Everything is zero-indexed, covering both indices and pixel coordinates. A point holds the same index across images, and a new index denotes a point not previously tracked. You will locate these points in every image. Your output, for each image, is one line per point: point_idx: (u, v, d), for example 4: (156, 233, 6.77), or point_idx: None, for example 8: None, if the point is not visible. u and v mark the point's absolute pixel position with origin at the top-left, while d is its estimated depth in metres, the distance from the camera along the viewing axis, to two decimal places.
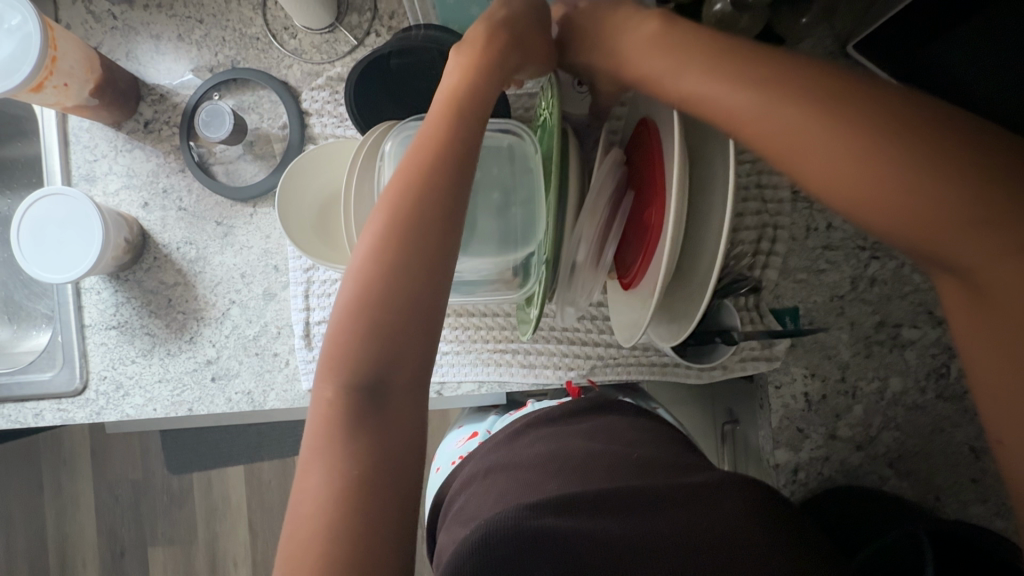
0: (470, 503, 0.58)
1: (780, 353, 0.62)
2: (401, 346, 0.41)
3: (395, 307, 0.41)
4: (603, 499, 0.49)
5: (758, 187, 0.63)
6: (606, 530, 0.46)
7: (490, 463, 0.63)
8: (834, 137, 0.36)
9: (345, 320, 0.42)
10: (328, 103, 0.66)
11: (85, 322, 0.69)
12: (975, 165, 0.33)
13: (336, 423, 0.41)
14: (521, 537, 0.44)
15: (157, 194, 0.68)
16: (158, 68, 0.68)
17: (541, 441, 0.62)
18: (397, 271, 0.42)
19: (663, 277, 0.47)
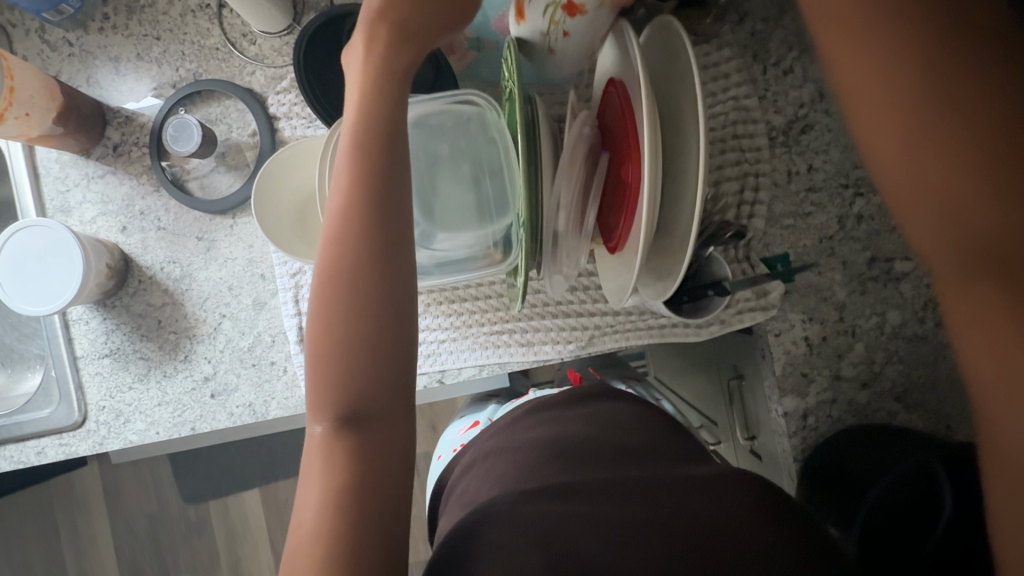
0: (468, 489, 0.58)
1: (776, 301, 0.62)
2: (371, 368, 0.42)
3: (361, 331, 0.42)
4: (602, 486, 0.47)
5: (735, 138, 0.63)
6: (607, 517, 0.45)
7: (486, 450, 0.63)
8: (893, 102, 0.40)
9: (316, 351, 0.43)
10: (295, 105, 0.65)
11: (78, 354, 0.68)
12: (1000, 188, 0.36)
13: (329, 455, 0.41)
14: (517, 522, 0.45)
15: (135, 217, 0.67)
16: (121, 90, 0.68)
17: (536, 427, 0.62)
18: (351, 296, 0.43)
19: (644, 234, 0.47)
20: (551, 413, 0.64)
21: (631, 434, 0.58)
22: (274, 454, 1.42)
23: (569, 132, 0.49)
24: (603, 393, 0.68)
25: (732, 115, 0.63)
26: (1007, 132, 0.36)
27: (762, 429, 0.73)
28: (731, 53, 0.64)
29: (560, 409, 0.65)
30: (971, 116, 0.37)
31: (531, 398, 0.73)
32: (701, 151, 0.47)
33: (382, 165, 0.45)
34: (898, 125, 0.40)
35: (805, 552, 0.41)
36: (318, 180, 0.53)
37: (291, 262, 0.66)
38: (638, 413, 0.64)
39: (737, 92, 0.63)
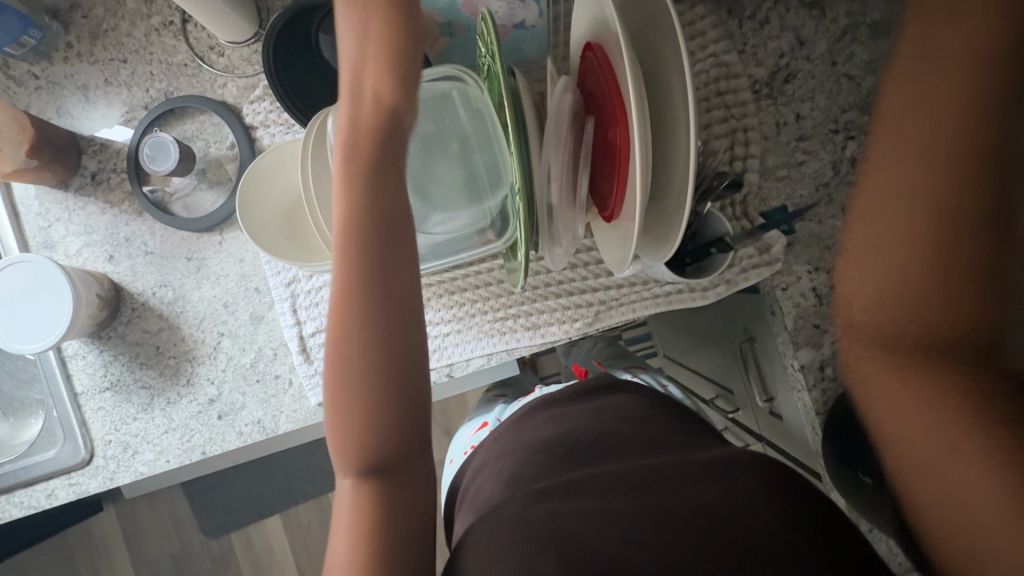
0: (480, 492, 0.57)
1: (779, 255, 0.61)
2: (393, 419, 0.43)
3: (378, 384, 0.42)
4: (611, 480, 0.47)
5: (719, 95, 0.62)
6: (616, 508, 0.45)
7: (496, 453, 0.62)
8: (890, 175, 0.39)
9: (333, 407, 0.43)
10: (271, 112, 0.64)
11: (78, 390, 0.67)
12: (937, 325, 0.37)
13: (358, 509, 0.42)
14: (529, 521, 0.44)
15: (120, 244, 0.66)
16: (93, 117, 0.66)
17: (543, 426, 0.62)
18: (364, 351, 0.42)
19: (643, 189, 0.45)
20: (558, 410, 0.64)
21: (640, 427, 0.58)
22: (291, 477, 1.41)
23: (553, 97, 0.47)
24: (605, 385, 0.68)
25: (712, 73, 0.62)
26: (971, 253, 0.34)
27: (779, 388, 0.72)
28: (705, 11, 0.63)
29: (567, 405, 0.65)
30: (978, 174, 0.34)
31: (538, 395, 0.71)
32: (689, 101, 0.45)
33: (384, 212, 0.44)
34: (898, 211, 0.38)
35: (815, 539, 0.40)
36: (302, 179, 0.51)
37: (284, 271, 0.64)
38: (645, 403, 0.64)
39: (716, 48, 0.62)
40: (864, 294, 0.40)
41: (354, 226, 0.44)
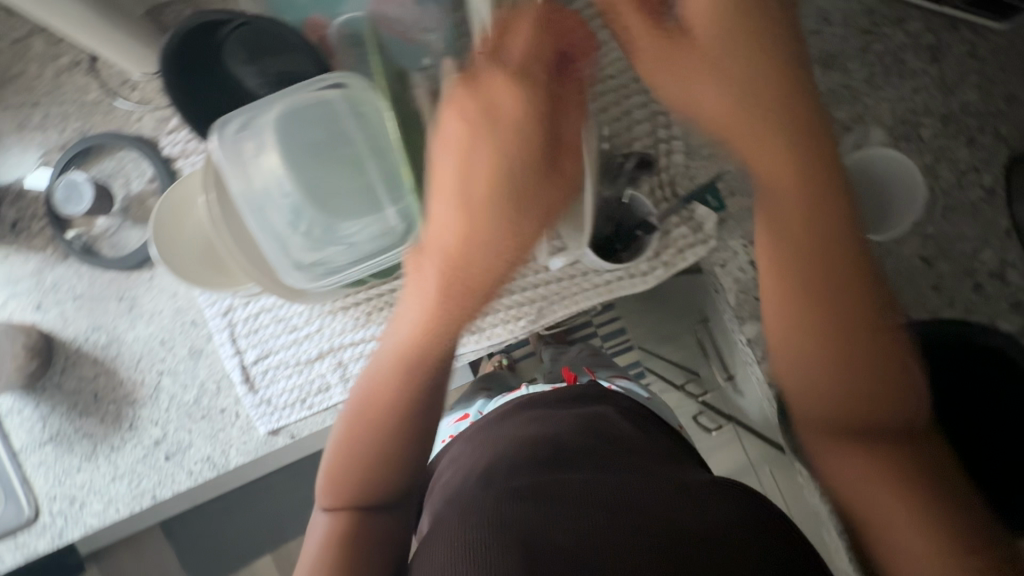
0: (453, 480, 0.60)
1: (712, 232, 0.61)
2: (399, 452, 0.50)
3: (394, 416, 0.49)
4: (577, 489, 0.49)
5: (636, 80, 0.63)
6: (576, 524, 0.46)
7: (470, 451, 0.63)
8: (845, 382, 0.47)
9: (351, 427, 0.50)
10: (189, 141, 0.63)
11: (17, 448, 0.64)
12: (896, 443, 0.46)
13: (338, 502, 0.50)
14: (498, 518, 0.46)
15: (48, 291, 0.64)
16: (9, 164, 0.65)
17: (524, 424, 0.63)
18: (410, 410, 0.49)
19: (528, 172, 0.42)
20: (545, 411, 0.65)
21: (627, 452, 0.57)
22: (277, 513, 1.43)
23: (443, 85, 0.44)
24: (594, 393, 0.68)
25: (627, 60, 0.63)
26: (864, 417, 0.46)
27: (737, 365, 0.72)
28: None
29: (552, 409, 0.65)
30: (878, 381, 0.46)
31: (523, 393, 0.72)
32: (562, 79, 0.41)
33: (462, 282, 0.44)
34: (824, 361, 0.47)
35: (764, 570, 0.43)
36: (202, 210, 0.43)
37: (220, 301, 0.63)
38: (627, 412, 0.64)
39: None
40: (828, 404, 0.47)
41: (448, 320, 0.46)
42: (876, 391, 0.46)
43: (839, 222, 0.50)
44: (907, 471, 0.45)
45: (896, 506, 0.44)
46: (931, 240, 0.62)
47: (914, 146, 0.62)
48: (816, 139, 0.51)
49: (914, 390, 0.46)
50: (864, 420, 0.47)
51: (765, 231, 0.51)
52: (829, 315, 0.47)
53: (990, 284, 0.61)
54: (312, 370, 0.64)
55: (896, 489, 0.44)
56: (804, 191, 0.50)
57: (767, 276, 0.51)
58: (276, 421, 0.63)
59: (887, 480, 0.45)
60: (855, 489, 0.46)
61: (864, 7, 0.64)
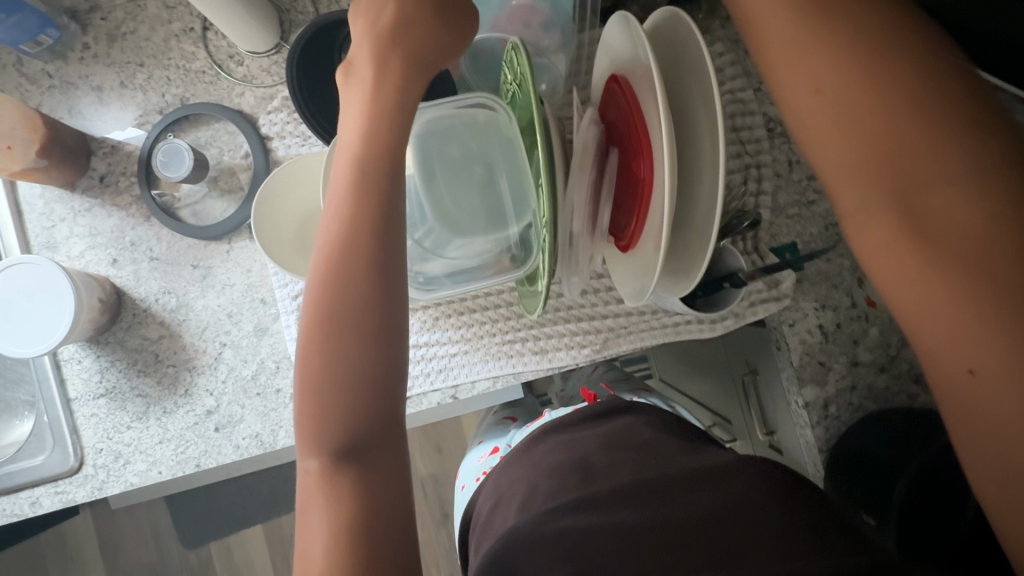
0: (495, 516, 0.58)
1: (788, 291, 0.62)
2: (356, 352, 0.41)
3: (349, 308, 0.41)
4: (616, 493, 0.50)
5: (735, 130, 0.63)
6: (622, 522, 0.46)
7: (506, 483, 0.61)
8: (934, 278, 0.35)
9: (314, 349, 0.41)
10: (288, 124, 0.64)
11: (71, 396, 0.65)
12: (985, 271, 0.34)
13: (317, 424, 0.41)
14: (544, 534, 0.47)
15: (126, 248, 0.65)
16: (105, 120, 0.66)
17: (554, 448, 0.61)
18: (350, 295, 0.41)
19: (666, 218, 0.42)
20: (573, 432, 0.63)
21: (646, 449, 0.56)
22: (274, 488, 1.44)
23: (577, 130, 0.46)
24: (617, 407, 0.66)
25: (730, 109, 0.63)
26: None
27: (781, 423, 0.73)
28: (724, 47, 0.63)
29: (580, 429, 0.63)
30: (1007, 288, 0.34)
31: (547, 419, 0.70)
32: (719, 130, 0.42)
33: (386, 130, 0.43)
34: (930, 270, 0.36)
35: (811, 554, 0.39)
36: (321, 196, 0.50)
37: (292, 284, 0.64)
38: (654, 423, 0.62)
39: (734, 85, 0.63)
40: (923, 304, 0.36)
41: (367, 183, 0.42)
42: (965, 212, 0.35)
43: (903, 81, 0.37)
44: (997, 309, 0.33)
45: (978, 346, 0.34)
46: None
47: None
48: (833, 1, 0.40)
49: (964, 174, 0.35)
50: (946, 239, 0.35)
51: (805, 123, 0.41)
52: (910, 210, 0.36)
53: None
54: None
55: (976, 320, 0.34)
56: (816, 65, 0.39)
57: (828, 177, 0.40)
58: None
59: (970, 308, 0.34)
60: (953, 374, 0.35)
61: None
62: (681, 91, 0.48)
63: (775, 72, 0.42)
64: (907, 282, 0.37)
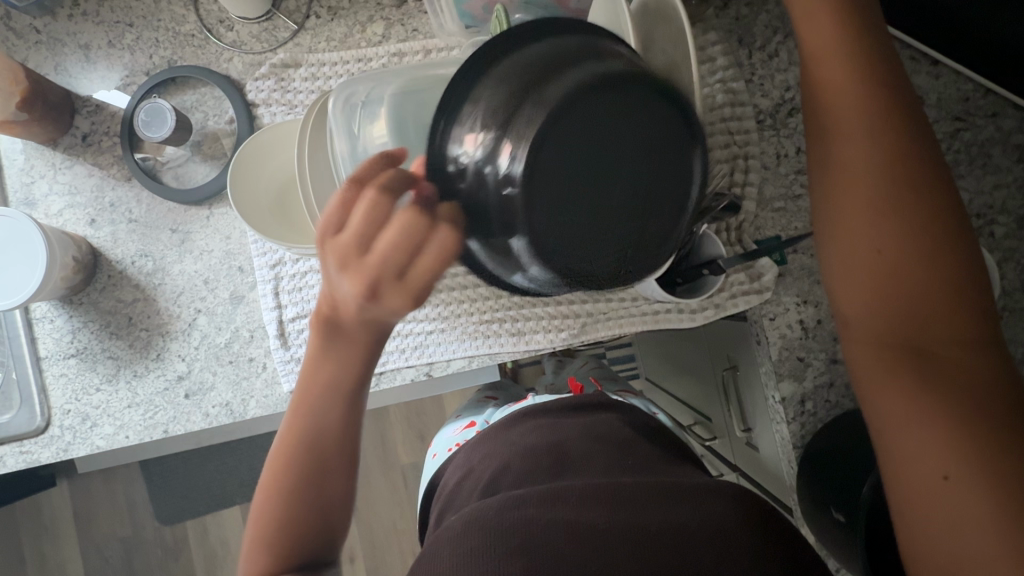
0: (461, 490, 0.55)
1: (769, 284, 0.61)
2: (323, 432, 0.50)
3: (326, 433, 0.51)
4: (589, 492, 0.44)
5: (724, 120, 0.62)
6: (592, 523, 0.42)
7: (477, 457, 0.58)
8: (909, 378, 0.38)
9: (278, 460, 0.50)
10: (274, 91, 0.63)
11: (41, 355, 0.64)
12: (952, 379, 0.37)
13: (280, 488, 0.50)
14: (502, 526, 0.42)
15: (104, 209, 0.65)
16: (92, 78, 0.65)
17: (529, 432, 0.57)
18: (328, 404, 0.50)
19: None
20: (550, 420, 0.59)
21: (625, 452, 0.53)
22: (253, 470, 1.43)
23: None
24: (597, 403, 0.62)
25: (719, 98, 0.62)
26: (993, 464, 0.35)
27: (758, 420, 0.72)
28: (716, 37, 0.63)
29: (561, 416, 0.60)
30: (977, 396, 0.37)
31: (529, 402, 0.66)
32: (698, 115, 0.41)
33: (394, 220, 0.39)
34: (904, 366, 0.39)
35: None
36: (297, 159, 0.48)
37: (271, 253, 0.63)
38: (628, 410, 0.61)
39: (725, 75, 0.62)
40: (891, 395, 0.39)
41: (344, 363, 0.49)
42: (944, 340, 0.38)
43: (905, 179, 0.40)
44: (955, 422, 0.36)
45: (938, 453, 0.36)
46: None
47: (984, 241, 0.61)
48: (892, 113, 0.41)
49: (942, 282, 0.38)
50: (929, 353, 0.38)
51: (833, 222, 0.43)
52: (902, 319, 0.39)
53: None
54: None
55: (934, 414, 0.37)
56: (859, 170, 0.41)
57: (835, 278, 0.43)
58: None
59: (941, 412, 0.37)
60: (919, 475, 0.37)
61: (962, 93, 0.62)
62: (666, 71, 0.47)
63: (827, 166, 0.43)
64: (893, 379, 0.39)
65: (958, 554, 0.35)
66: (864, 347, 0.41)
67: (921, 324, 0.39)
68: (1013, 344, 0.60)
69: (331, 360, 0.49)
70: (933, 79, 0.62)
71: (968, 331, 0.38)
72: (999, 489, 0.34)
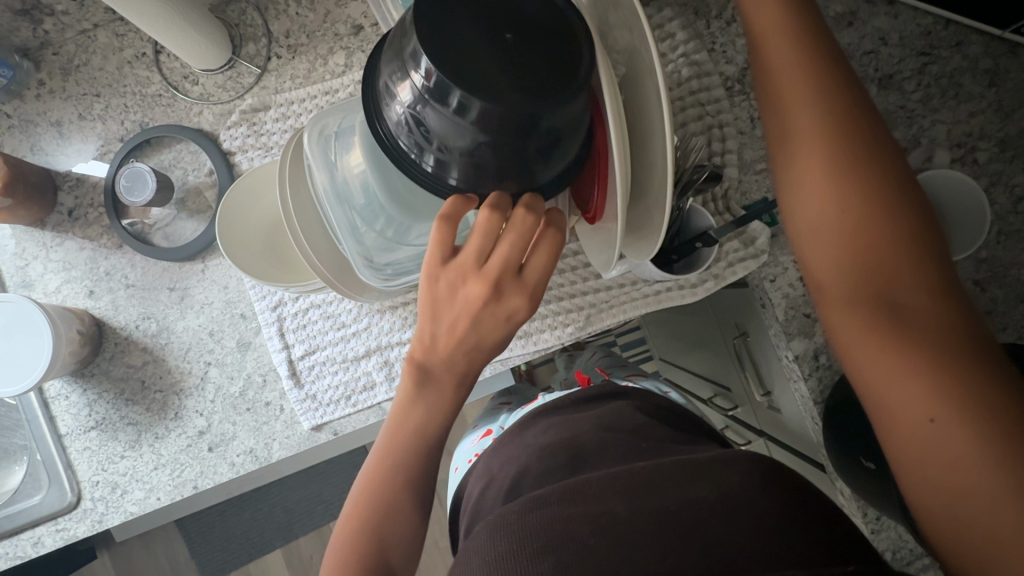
0: (485, 500, 0.55)
1: (764, 247, 0.61)
2: (407, 471, 0.50)
3: (407, 466, 0.50)
4: (606, 482, 0.45)
5: (693, 93, 0.63)
6: (614, 512, 0.42)
7: (498, 465, 0.58)
8: (884, 327, 0.38)
9: (358, 499, 0.50)
10: (248, 137, 0.64)
11: (62, 432, 0.64)
12: (927, 324, 0.37)
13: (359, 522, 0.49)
14: (526, 529, 0.42)
15: (101, 279, 0.65)
16: (68, 154, 0.66)
17: (545, 432, 0.58)
18: (405, 444, 0.49)
19: (620, 184, 0.41)
20: (562, 416, 0.60)
21: (640, 436, 0.53)
22: (288, 510, 1.44)
23: None
24: (609, 392, 0.63)
25: (685, 72, 0.63)
26: (985, 403, 0.35)
27: (776, 382, 0.72)
28: (672, 13, 0.63)
29: (572, 413, 0.60)
30: (958, 338, 0.37)
31: (543, 401, 0.66)
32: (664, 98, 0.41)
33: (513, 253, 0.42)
34: (878, 316, 0.39)
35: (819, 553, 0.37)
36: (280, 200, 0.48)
37: (270, 296, 0.64)
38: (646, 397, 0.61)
39: (686, 49, 0.63)
40: (872, 346, 0.39)
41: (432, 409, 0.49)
42: (915, 288, 0.38)
43: (852, 139, 0.41)
44: (940, 364, 0.36)
45: (924, 397, 0.36)
46: (984, 265, 0.60)
47: (968, 169, 0.61)
48: (835, 77, 0.42)
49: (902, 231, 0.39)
50: (898, 300, 0.38)
51: (794, 187, 0.43)
52: (872, 271, 0.40)
53: None
54: (358, 368, 0.64)
55: (917, 360, 0.37)
56: (811, 133, 0.42)
57: (802, 248, 0.44)
58: (321, 417, 0.63)
59: (924, 357, 0.36)
60: (909, 422, 0.37)
61: (922, 28, 0.62)
62: (629, 57, 0.47)
63: (780, 135, 0.44)
64: (872, 328, 0.39)
65: (961, 497, 0.35)
66: (838, 306, 0.41)
67: (892, 273, 0.39)
68: (1014, 266, 0.60)
69: (421, 408, 0.48)
70: (892, 19, 0.63)
71: (939, 278, 0.38)
72: (996, 427, 0.34)
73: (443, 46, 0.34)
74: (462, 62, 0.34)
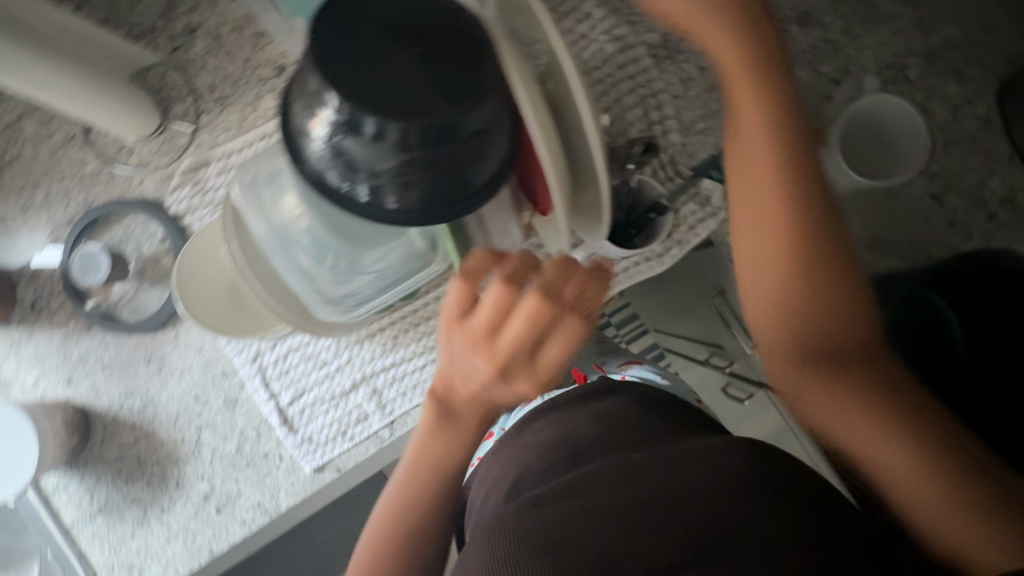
0: (485, 504, 0.55)
1: (720, 203, 0.61)
2: (429, 498, 0.55)
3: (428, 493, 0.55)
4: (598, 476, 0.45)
5: (620, 67, 0.63)
6: (609, 505, 0.43)
7: (495, 468, 0.57)
8: (799, 305, 0.47)
9: (382, 524, 0.55)
10: (194, 197, 0.64)
11: (67, 524, 0.64)
12: (828, 305, 0.47)
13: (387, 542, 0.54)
14: (523, 530, 0.42)
15: (76, 365, 0.65)
16: (19, 248, 0.65)
17: (539, 429, 0.58)
18: (428, 475, 0.54)
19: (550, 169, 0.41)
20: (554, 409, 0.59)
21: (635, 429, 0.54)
22: None
23: None
24: (606, 388, 0.61)
25: (609, 49, 0.63)
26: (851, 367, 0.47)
27: None
28: None
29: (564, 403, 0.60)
30: (845, 317, 0.47)
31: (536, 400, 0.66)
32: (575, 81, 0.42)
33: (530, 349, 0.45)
34: (798, 294, 0.47)
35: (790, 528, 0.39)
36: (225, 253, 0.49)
37: (247, 348, 0.64)
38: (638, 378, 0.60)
39: (605, 25, 0.63)
40: (791, 321, 0.48)
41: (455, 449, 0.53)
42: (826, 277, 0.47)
43: (785, 146, 0.47)
44: (824, 339, 0.48)
45: (814, 362, 0.48)
46: (938, 177, 0.60)
47: (903, 88, 0.61)
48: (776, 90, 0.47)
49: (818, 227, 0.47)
50: (816, 285, 0.47)
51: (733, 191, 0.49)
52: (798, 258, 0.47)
53: (1002, 212, 0.59)
54: (348, 402, 0.64)
55: (813, 333, 0.48)
56: (752, 142, 0.47)
57: (743, 245, 0.49)
58: (321, 457, 0.63)
59: (816, 332, 0.48)
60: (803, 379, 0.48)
61: None
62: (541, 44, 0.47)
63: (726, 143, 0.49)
64: (798, 307, 0.47)
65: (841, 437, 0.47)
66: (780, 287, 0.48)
67: (810, 258, 0.47)
68: (966, 173, 0.60)
69: (442, 445, 0.52)
70: None
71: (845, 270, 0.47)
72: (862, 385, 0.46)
73: (348, 66, 0.35)
74: (364, 77, 0.35)
